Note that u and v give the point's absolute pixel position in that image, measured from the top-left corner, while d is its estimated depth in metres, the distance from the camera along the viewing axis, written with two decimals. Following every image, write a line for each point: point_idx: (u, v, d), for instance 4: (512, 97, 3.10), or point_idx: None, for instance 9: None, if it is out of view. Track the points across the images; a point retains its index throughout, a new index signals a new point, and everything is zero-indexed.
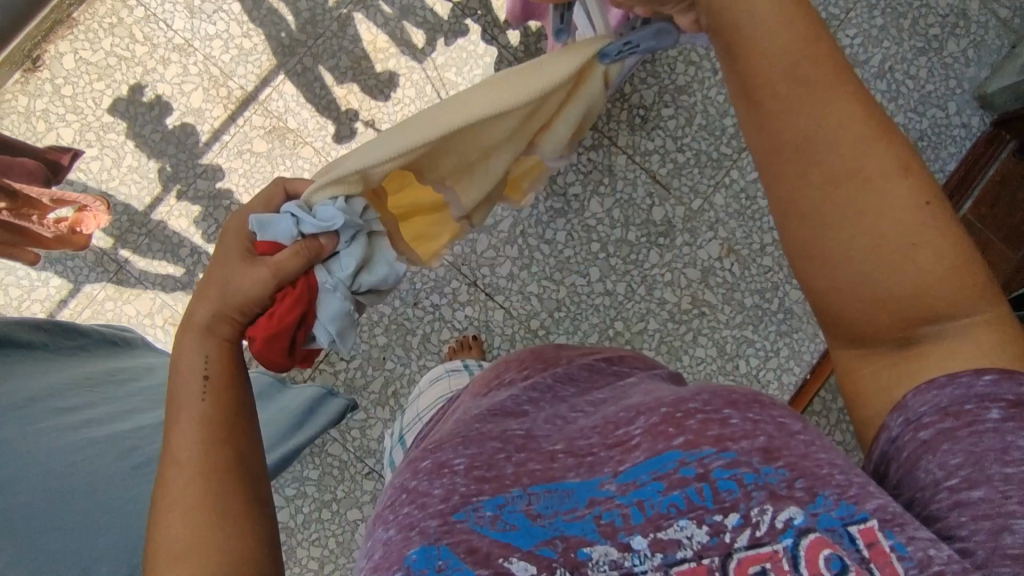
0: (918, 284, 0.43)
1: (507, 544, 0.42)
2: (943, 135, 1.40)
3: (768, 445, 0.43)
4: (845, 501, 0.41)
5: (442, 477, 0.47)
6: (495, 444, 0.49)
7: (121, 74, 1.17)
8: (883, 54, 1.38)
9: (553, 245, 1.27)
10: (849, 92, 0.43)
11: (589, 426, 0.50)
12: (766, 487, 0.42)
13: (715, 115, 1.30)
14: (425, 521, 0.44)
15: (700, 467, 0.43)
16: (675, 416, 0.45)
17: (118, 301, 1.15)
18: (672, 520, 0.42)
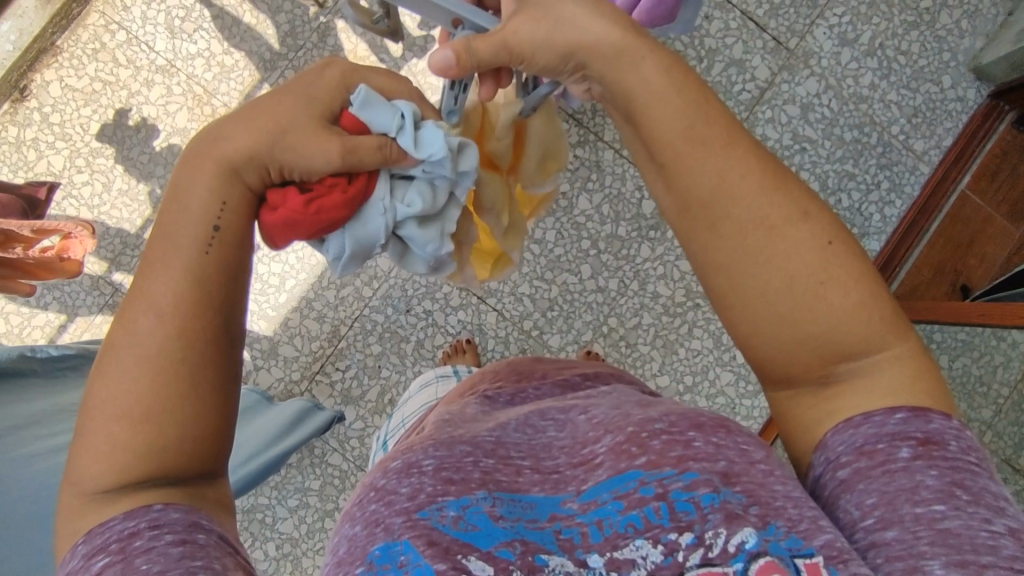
0: (830, 322, 0.46)
1: (466, 543, 0.41)
2: (938, 110, 1.37)
3: (728, 470, 0.44)
4: (795, 535, 0.42)
5: (410, 476, 0.46)
6: (465, 448, 0.48)
7: (106, 99, 1.18)
8: (873, 30, 1.35)
9: (543, 245, 1.27)
10: (747, 153, 0.48)
11: (559, 443, 0.51)
12: (723, 509, 0.42)
13: None
14: (390, 517, 0.43)
15: (660, 487, 0.43)
16: (640, 435, 0.46)
17: None
18: (629, 539, 0.41)
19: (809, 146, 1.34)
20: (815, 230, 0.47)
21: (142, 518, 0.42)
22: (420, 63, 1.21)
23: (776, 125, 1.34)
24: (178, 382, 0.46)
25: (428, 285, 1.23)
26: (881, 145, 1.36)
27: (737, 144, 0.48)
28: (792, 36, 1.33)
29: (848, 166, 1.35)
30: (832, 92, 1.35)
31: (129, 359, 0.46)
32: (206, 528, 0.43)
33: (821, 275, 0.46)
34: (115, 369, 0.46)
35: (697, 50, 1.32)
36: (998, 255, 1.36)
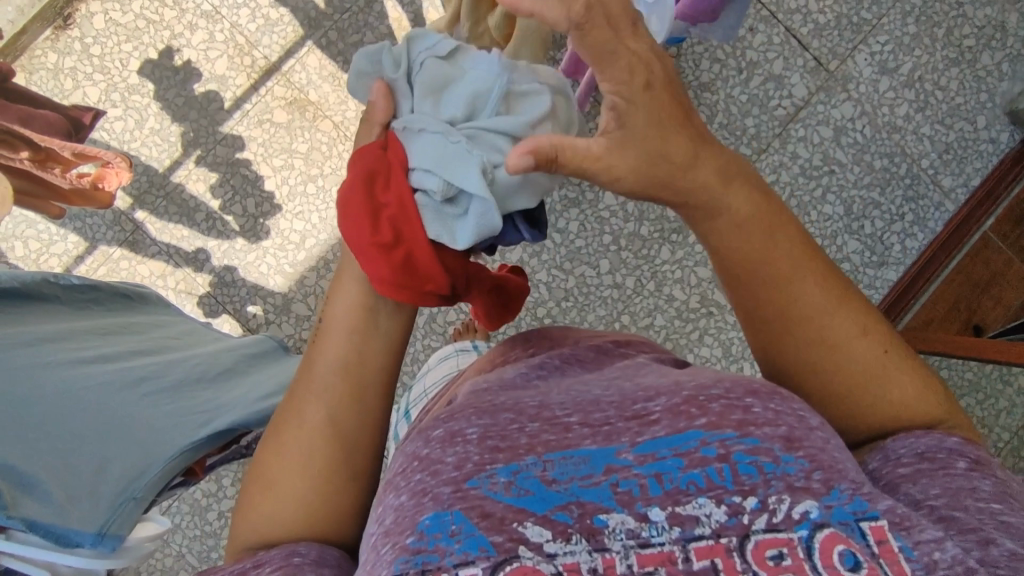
0: (834, 350, 0.51)
1: (521, 509, 0.40)
2: (969, 149, 1.37)
3: (790, 434, 0.43)
4: (859, 497, 0.41)
5: (454, 444, 0.44)
6: (509, 415, 0.45)
7: (149, 37, 1.18)
8: (914, 62, 1.35)
9: (565, 235, 1.27)
10: (747, 192, 0.52)
11: (606, 397, 0.46)
12: (785, 479, 0.41)
13: (735, 115, 1.31)
14: (437, 486, 0.42)
15: (722, 448, 0.42)
16: (698, 398, 0.44)
17: (132, 261, 1.17)
18: (691, 496, 0.40)
19: (838, 170, 1.34)
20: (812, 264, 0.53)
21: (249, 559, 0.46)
22: None
23: (808, 144, 1.34)
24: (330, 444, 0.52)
25: None
26: (908, 177, 1.36)
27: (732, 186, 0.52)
28: (833, 59, 1.34)
29: (875, 194, 1.36)
30: (867, 118, 1.35)
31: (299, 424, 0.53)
32: (302, 552, 0.47)
33: (848, 324, 0.52)
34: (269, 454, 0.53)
35: (739, 58, 1.32)
36: (1017, 297, 1.34)
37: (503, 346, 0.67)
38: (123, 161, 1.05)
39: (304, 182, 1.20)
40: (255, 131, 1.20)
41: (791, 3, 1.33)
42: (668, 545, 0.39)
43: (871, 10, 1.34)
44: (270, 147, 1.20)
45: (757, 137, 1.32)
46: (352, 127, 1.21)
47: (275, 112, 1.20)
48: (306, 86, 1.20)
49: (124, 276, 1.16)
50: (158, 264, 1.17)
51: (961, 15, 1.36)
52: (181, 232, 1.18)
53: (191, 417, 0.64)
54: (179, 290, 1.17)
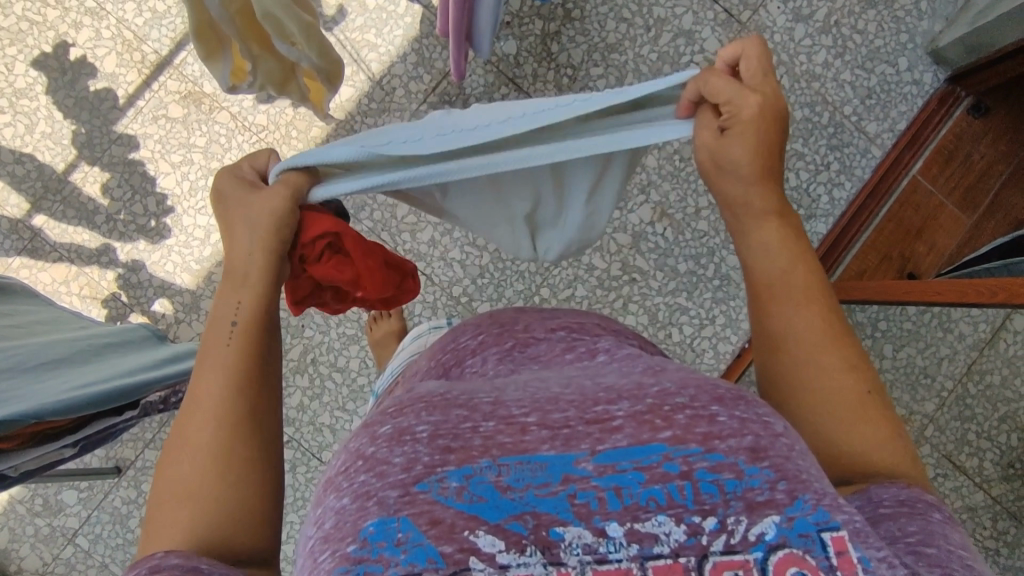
0: (798, 384, 0.56)
1: (473, 516, 0.39)
2: (893, 93, 1.33)
3: (756, 445, 0.41)
4: (822, 508, 0.39)
5: (402, 444, 0.42)
6: (461, 412, 0.43)
7: (33, 39, 1.17)
8: (829, 7, 1.32)
9: None
10: (776, 230, 0.60)
11: (566, 396, 0.43)
12: (744, 497, 0.39)
13: (646, 74, 1.29)
14: (383, 490, 0.40)
15: (685, 465, 0.40)
16: (662, 408, 0.42)
17: (33, 269, 1.15)
18: (651, 513, 0.39)
19: None
20: (817, 296, 0.58)
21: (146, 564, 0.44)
22: (358, 18, 1.22)
23: None
24: (230, 419, 0.53)
25: None
26: (832, 126, 1.33)
27: (779, 215, 0.61)
28: (744, 9, 1.31)
29: (797, 146, 1.32)
30: (784, 69, 1.32)
31: (206, 386, 0.54)
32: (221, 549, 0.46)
33: (845, 366, 0.56)
34: (178, 462, 0.51)
35: (648, 16, 1.29)
36: (948, 244, 1.33)
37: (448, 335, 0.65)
38: None
39: (205, 177, 1.18)
40: (150, 128, 1.18)
41: None
42: (626, 562, 0.38)
43: None
44: (166, 143, 1.18)
45: None
46: (248, 118, 1.19)
47: (169, 107, 1.18)
48: (199, 77, 1.18)
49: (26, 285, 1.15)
50: (58, 270, 1.16)
51: None
52: (81, 235, 1.16)
53: (31, 390, 0.62)
54: (83, 295, 1.15)
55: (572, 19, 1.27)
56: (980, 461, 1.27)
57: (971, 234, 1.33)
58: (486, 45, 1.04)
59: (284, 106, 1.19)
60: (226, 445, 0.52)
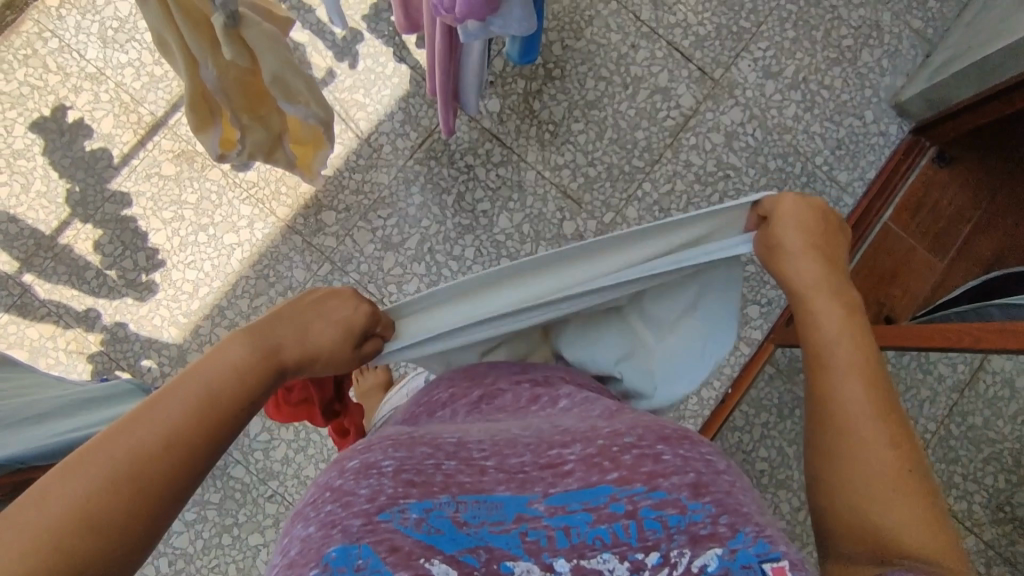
0: (832, 482, 0.52)
1: (430, 546, 0.43)
2: (862, 143, 1.39)
3: (698, 482, 0.48)
4: (760, 541, 0.45)
5: (368, 477, 0.48)
6: (424, 450, 0.51)
7: (34, 103, 1.22)
8: (796, 65, 1.40)
9: (461, 262, 1.24)
10: (837, 312, 0.57)
11: (523, 440, 0.53)
12: (687, 531, 0.45)
13: (625, 129, 1.34)
14: (348, 518, 0.44)
15: (630, 505, 0.46)
16: (610, 450, 0.50)
17: (20, 324, 1.16)
18: (597, 551, 0.44)
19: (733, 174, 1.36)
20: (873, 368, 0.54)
21: None
22: (347, 80, 1.28)
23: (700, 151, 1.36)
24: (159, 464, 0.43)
25: None
26: (805, 175, 1.38)
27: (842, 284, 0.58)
28: (716, 67, 1.39)
29: None
30: (756, 122, 1.38)
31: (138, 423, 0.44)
32: None
33: (889, 439, 0.51)
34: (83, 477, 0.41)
35: (625, 75, 1.36)
36: (922, 289, 1.36)
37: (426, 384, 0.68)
38: None
39: (195, 233, 1.21)
40: (143, 185, 1.21)
41: (671, 18, 1.39)
42: None
43: (747, 20, 1.40)
44: (158, 200, 1.21)
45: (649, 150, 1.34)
46: (238, 175, 1.22)
47: (163, 165, 1.22)
48: (193, 137, 1.22)
49: (12, 341, 1.15)
50: (47, 326, 1.17)
51: (836, 17, 1.40)
52: (70, 293, 1.17)
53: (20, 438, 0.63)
54: (69, 350, 1.16)
55: (553, 78, 1.34)
56: (970, 506, 1.24)
57: (944, 278, 1.37)
58: (474, 104, 1.09)
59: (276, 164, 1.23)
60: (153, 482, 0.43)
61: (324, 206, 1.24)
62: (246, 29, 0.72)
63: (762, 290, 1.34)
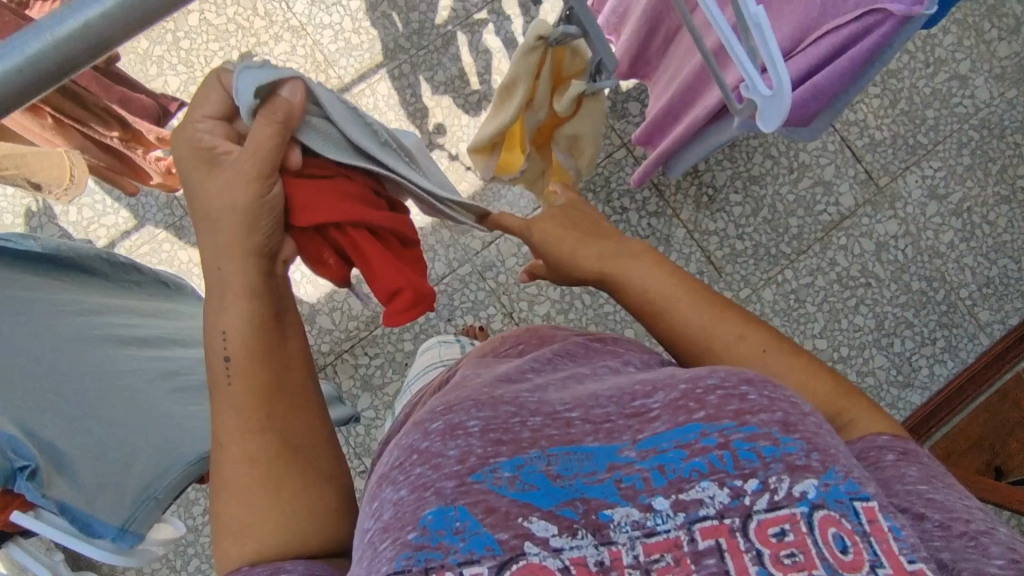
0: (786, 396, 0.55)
1: (526, 504, 0.42)
2: (1010, 288, 1.36)
3: (787, 418, 0.43)
4: (852, 478, 0.42)
5: (456, 437, 0.45)
6: (508, 408, 0.47)
7: (235, 40, 1.25)
8: (964, 192, 1.37)
9: (595, 297, 1.26)
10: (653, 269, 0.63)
11: (605, 393, 0.48)
12: (785, 460, 0.42)
13: (781, 212, 1.33)
14: (440, 481, 0.43)
15: (722, 437, 0.42)
16: (695, 391, 0.45)
17: (175, 245, 1.21)
18: (695, 482, 0.41)
19: (875, 284, 1.34)
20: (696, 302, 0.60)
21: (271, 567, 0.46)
22: None
23: (848, 253, 1.34)
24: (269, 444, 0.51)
25: (475, 302, 1.24)
26: (945, 304, 1.35)
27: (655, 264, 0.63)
28: (885, 175, 1.36)
29: (908, 314, 1.34)
30: (910, 239, 1.35)
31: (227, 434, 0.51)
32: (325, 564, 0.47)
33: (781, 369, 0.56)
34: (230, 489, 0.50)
35: (794, 158, 1.35)
36: None
37: (492, 342, 0.69)
38: None
39: None
40: None
41: (850, 115, 1.37)
42: (674, 531, 0.40)
43: (926, 135, 1.37)
44: None
45: (799, 238, 1.33)
46: None
47: None
48: (372, 110, 1.25)
49: (165, 259, 1.21)
50: (197, 253, 1.21)
51: (1016, 156, 1.37)
52: None
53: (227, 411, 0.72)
54: None
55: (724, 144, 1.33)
56: None
57: None
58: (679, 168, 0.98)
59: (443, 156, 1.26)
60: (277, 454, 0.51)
61: None
62: (588, 102, 0.81)
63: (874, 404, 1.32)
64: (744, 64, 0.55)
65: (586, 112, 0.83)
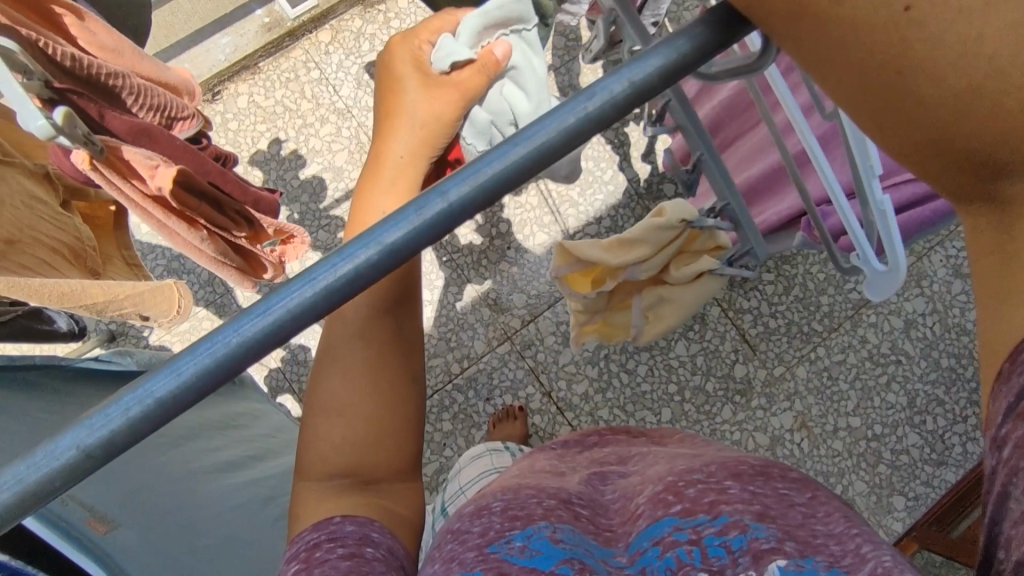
0: None
1: (532, 568, 0.39)
2: None
3: (763, 510, 0.39)
4: (836, 568, 0.35)
5: (481, 517, 0.46)
6: (529, 492, 0.48)
7: (282, 121, 1.32)
8: None
9: (632, 376, 1.28)
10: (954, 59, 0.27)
11: (614, 505, 0.47)
12: (752, 550, 0.36)
13: (811, 290, 1.35)
14: (463, 553, 0.42)
15: (694, 533, 0.37)
16: (676, 485, 0.42)
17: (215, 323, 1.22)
18: None
19: (905, 360, 1.34)
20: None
21: (325, 534, 0.45)
22: None
23: (877, 331, 1.35)
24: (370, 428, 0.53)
25: (514, 381, 1.26)
26: (975, 381, 1.33)
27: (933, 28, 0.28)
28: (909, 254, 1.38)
29: (939, 392, 1.33)
30: (937, 316, 1.36)
31: (341, 405, 0.53)
32: (375, 542, 0.45)
33: None
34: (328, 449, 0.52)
35: None
36: None
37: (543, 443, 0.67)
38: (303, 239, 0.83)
39: None
40: None
41: None
42: None
43: None
44: None
45: (830, 315, 1.35)
46: (448, 240, 1.31)
47: None
48: None
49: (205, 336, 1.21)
50: None
51: None
52: None
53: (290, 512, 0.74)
54: None
55: None
56: None
57: None
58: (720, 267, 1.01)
59: (483, 235, 1.31)
60: (379, 430, 0.53)
61: (518, 287, 1.29)
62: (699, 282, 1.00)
63: (909, 483, 1.30)
64: (863, 241, 0.68)
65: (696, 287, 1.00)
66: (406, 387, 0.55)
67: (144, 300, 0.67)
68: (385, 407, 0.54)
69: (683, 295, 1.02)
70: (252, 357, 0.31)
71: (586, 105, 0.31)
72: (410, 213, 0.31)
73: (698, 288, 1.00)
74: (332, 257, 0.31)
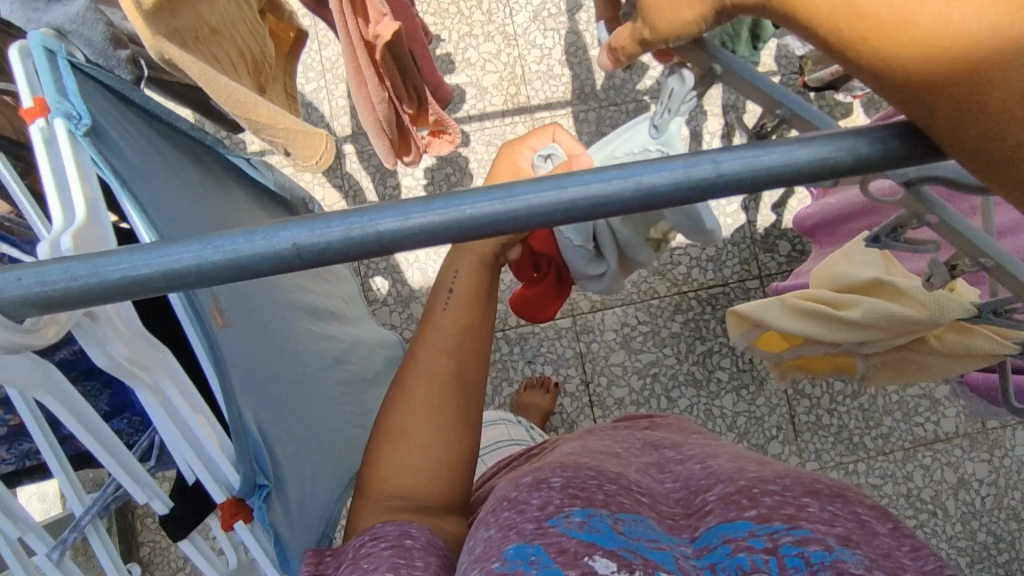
0: None
1: (592, 544, 0.38)
2: None
3: (848, 534, 0.39)
4: None
5: (539, 489, 0.45)
6: (589, 473, 0.47)
7: (451, 22, 1.31)
8: None
9: (671, 404, 1.25)
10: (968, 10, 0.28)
11: (673, 494, 0.47)
12: (834, 566, 0.36)
13: (878, 405, 1.29)
14: (522, 523, 0.41)
15: (771, 541, 0.38)
16: (751, 491, 0.43)
17: (314, 181, 1.24)
18: None
19: (940, 515, 1.27)
20: None
21: (367, 533, 0.50)
22: None
23: (926, 474, 1.28)
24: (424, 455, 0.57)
25: (560, 357, 1.25)
26: (1000, 566, 1.26)
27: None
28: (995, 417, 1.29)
29: (960, 561, 1.25)
30: (993, 488, 1.28)
31: (397, 435, 0.58)
32: (413, 536, 0.49)
33: None
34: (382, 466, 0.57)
35: None
36: None
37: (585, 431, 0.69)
38: (455, 139, 0.81)
39: None
40: (480, 147, 1.27)
41: None
42: None
43: None
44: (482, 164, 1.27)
45: (886, 437, 1.29)
46: None
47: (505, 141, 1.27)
48: None
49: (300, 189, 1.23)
50: (331, 195, 1.24)
51: None
52: (366, 183, 1.23)
53: None
54: None
55: None
56: None
57: None
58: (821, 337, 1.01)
59: None
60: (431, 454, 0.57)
61: None
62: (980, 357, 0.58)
63: None
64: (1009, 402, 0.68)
65: (958, 362, 0.60)
66: (462, 428, 0.59)
67: (295, 139, 0.65)
68: (443, 438, 0.58)
69: (926, 368, 0.65)
70: (477, 234, 0.29)
71: (859, 144, 0.32)
72: (675, 167, 0.30)
73: (978, 363, 0.59)
74: (588, 175, 0.30)
